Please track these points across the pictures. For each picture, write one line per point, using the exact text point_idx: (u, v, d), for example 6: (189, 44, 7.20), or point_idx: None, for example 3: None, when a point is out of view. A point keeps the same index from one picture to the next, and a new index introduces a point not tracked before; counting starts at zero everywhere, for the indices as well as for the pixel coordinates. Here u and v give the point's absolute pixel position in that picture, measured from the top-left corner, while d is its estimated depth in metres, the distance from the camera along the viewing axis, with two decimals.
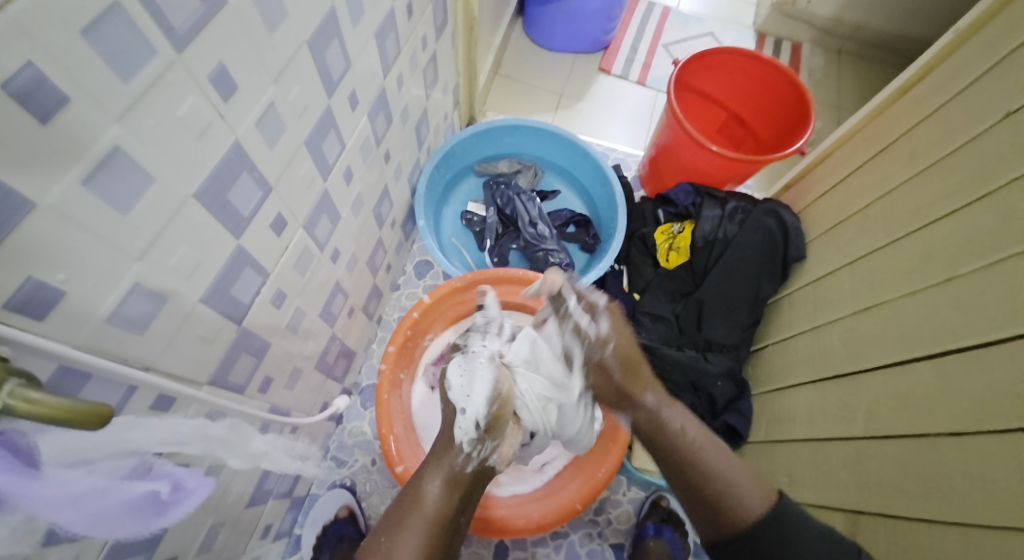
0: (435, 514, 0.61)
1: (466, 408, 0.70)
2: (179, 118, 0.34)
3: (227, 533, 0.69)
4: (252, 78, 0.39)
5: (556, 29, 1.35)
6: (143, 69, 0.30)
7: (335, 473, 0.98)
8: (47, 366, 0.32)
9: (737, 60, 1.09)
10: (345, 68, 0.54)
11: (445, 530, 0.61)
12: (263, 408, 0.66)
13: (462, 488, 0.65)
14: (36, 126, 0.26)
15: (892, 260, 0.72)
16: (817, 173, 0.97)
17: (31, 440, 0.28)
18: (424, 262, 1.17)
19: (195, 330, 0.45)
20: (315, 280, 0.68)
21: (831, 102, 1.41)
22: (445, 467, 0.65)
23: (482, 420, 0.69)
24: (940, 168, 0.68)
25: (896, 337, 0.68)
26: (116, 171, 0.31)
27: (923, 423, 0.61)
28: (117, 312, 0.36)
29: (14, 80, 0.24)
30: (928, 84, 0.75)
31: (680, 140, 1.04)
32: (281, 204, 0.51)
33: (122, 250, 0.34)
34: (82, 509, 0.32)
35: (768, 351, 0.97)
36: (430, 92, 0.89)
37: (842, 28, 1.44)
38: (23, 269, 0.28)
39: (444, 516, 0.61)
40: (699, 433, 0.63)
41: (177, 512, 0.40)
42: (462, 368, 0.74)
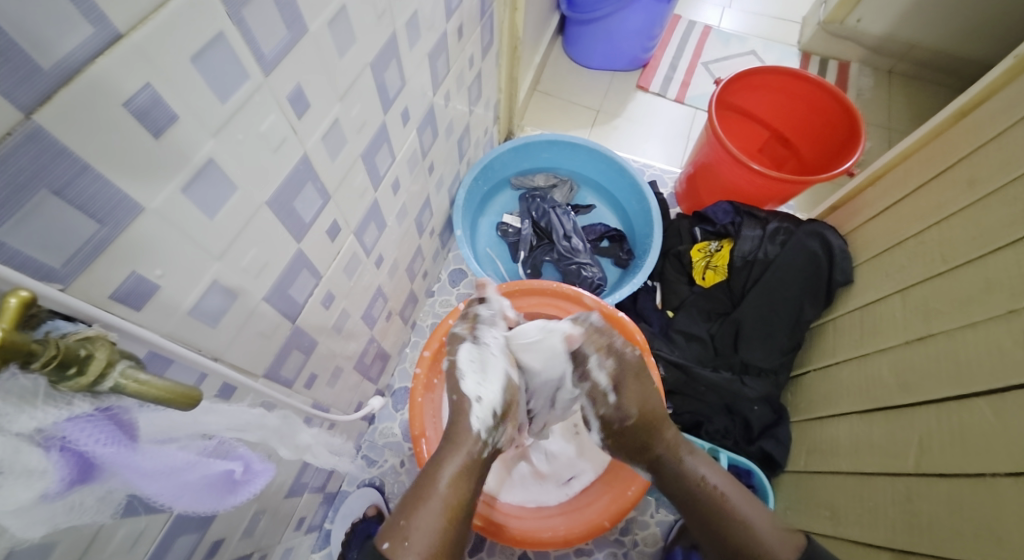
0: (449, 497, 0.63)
1: (480, 396, 0.71)
2: (261, 134, 0.38)
3: (267, 521, 0.72)
4: (323, 97, 0.43)
5: (595, 48, 1.38)
6: (237, 90, 0.34)
7: (366, 471, 1.01)
8: (140, 350, 0.36)
9: (781, 81, 1.09)
10: (401, 86, 0.58)
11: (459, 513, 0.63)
12: (307, 402, 0.70)
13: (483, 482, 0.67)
14: (150, 140, 0.30)
15: (948, 290, 0.71)
16: (866, 197, 0.96)
17: (132, 416, 0.32)
18: (458, 270, 1.20)
19: (256, 326, 0.49)
20: (360, 284, 0.72)
21: (881, 123, 1.38)
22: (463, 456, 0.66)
23: (498, 408, 0.71)
24: (1002, 198, 0.67)
25: (951, 370, 0.66)
26: (209, 180, 0.35)
27: (981, 459, 0.59)
28: (197, 306, 0.40)
29: (134, 99, 0.28)
30: (988, 109, 0.74)
31: (718, 159, 1.05)
32: (337, 212, 0.55)
33: (207, 250, 0.38)
34: (169, 480, 0.35)
35: (809, 377, 0.95)
36: (473, 107, 0.93)
37: (893, 47, 1.42)
38: (129, 265, 0.32)
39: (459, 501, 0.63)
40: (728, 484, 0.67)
41: (245, 492, 0.43)
42: (474, 356, 0.73)
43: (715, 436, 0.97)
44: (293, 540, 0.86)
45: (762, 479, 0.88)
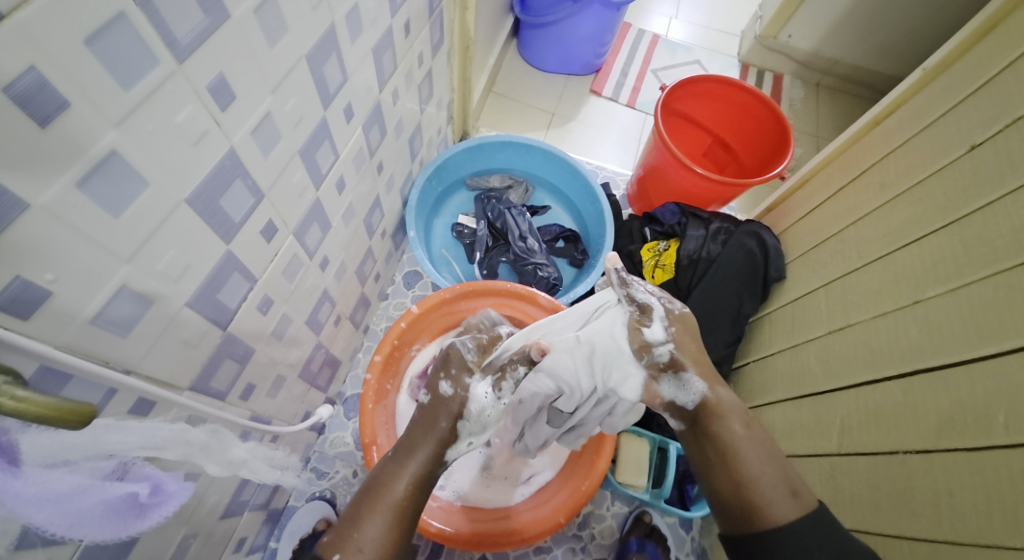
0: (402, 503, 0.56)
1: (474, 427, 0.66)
2: (176, 125, 0.35)
3: (200, 544, 0.68)
4: (250, 88, 0.40)
5: (549, 51, 1.38)
6: (145, 77, 0.31)
7: (314, 484, 0.97)
8: (29, 365, 0.32)
9: (723, 89, 1.13)
10: (342, 81, 0.55)
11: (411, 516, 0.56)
12: (244, 415, 0.65)
13: None
14: (35, 129, 0.26)
15: (864, 282, 0.74)
16: (796, 198, 1.00)
17: (12, 438, 0.29)
18: (412, 273, 1.17)
19: (179, 333, 0.45)
20: (303, 287, 0.69)
21: (810, 132, 1.45)
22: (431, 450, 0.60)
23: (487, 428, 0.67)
24: (908, 198, 0.70)
25: (867, 358, 0.70)
26: (110, 174, 0.32)
27: (893, 440, 0.62)
28: (102, 313, 0.36)
29: (15, 84, 0.24)
30: (897, 118, 0.79)
31: (666, 162, 1.06)
32: (272, 211, 0.52)
33: (112, 252, 0.34)
34: (60, 507, 0.32)
35: (749, 368, 0.98)
36: (425, 107, 0.91)
37: (820, 63, 1.49)
38: (12, 269, 0.29)
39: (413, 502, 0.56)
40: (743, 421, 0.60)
41: (155, 515, 0.40)
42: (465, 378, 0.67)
43: (666, 431, 0.98)
44: None
45: None
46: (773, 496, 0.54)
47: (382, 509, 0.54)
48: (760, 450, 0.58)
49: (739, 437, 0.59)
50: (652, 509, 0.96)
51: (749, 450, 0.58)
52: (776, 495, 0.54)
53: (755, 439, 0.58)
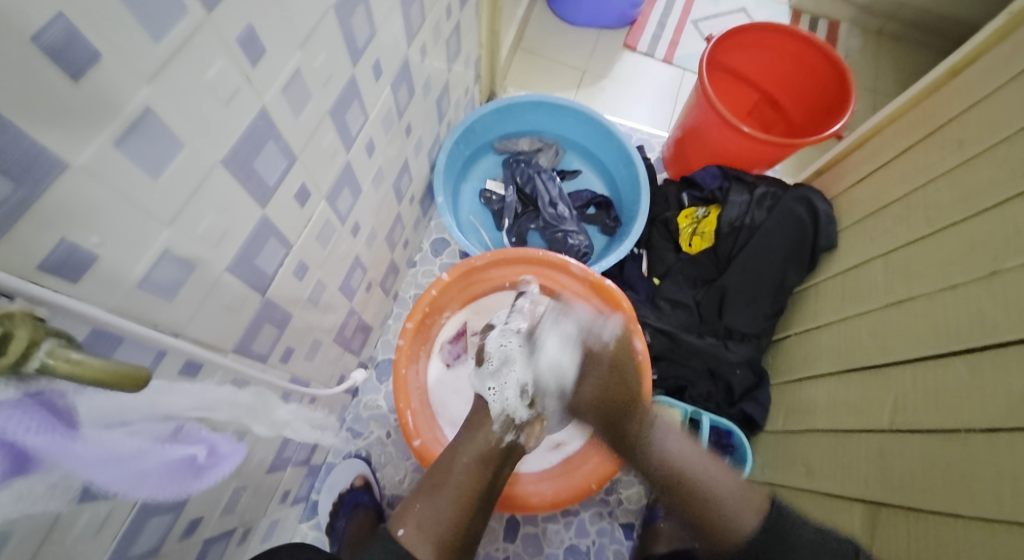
0: (466, 485, 0.66)
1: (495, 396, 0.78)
2: (207, 82, 0.33)
3: (248, 497, 0.71)
4: (279, 41, 0.39)
5: (581, 3, 1.31)
6: (173, 28, 0.29)
7: (351, 443, 1.00)
8: (82, 328, 0.32)
9: (773, 39, 1.05)
10: (371, 35, 0.53)
11: (475, 499, 0.66)
12: (284, 378, 0.67)
13: (494, 463, 0.71)
14: (68, 84, 0.25)
15: (931, 253, 0.70)
16: (853, 159, 0.95)
17: (69, 401, 0.29)
18: (441, 239, 1.17)
19: (221, 298, 0.46)
20: (336, 254, 0.68)
21: (867, 85, 1.36)
22: (479, 444, 0.71)
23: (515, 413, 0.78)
24: (989, 158, 0.65)
25: (928, 331, 0.66)
26: (146, 134, 0.31)
27: (954, 418, 0.60)
28: (147, 277, 0.36)
29: (44, 34, 0.23)
30: (979, 68, 0.72)
31: (707, 121, 1.01)
32: (305, 174, 0.51)
33: (152, 216, 0.34)
34: (120, 468, 0.33)
35: (790, 341, 0.96)
36: (452, 64, 0.87)
37: (882, 7, 1.37)
38: (58, 230, 0.28)
39: (475, 488, 0.67)
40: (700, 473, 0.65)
41: (212, 475, 0.42)
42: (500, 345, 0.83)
43: (699, 400, 0.97)
44: (279, 513, 0.85)
45: (743, 442, 0.90)
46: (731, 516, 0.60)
47: (450, 494, 0.65)
48: (701, 463, 0.66)
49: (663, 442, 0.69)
50: None
51: (697, 470, 0.65)
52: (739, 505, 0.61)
53: (690, 451, 0.68)
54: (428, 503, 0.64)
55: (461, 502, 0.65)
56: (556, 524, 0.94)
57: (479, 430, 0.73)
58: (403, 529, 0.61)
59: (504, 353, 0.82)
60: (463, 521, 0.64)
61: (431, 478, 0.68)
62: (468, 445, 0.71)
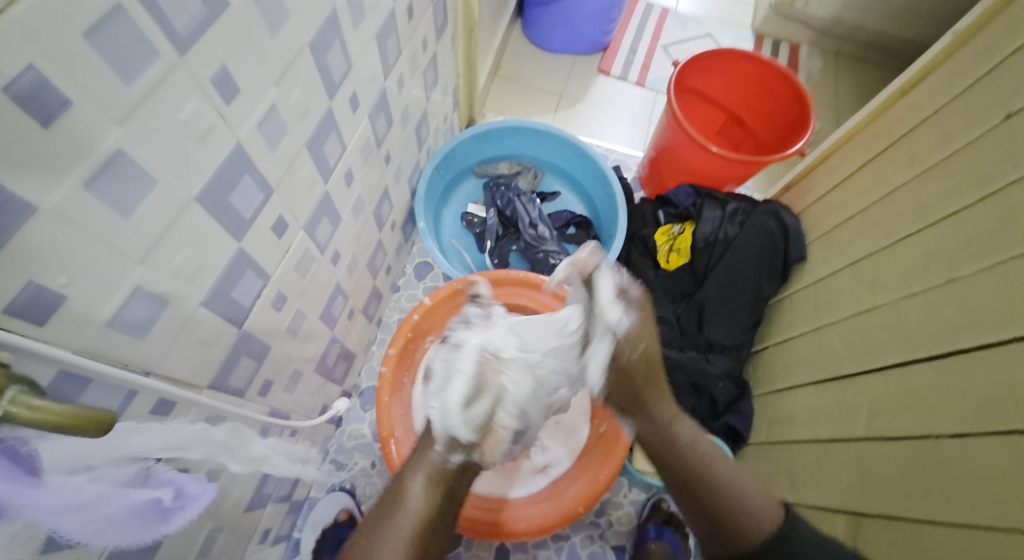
0: (415, 512, 0.63)
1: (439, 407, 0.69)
2: (181, 121, 0.34)
3: (226, 537, 0.68)
4: (254, 80, 0.39)
5: (554, 32, 1.35)
6: (146, 71, 0.29)
7: (334, 475, 0.97)
8: (48, 372, 0.32)
9: (737, 62, 1.09)
10: (347, 69, 0.54)
11: (426, 529, 0.63)
12: (263, 411, 0.66)
13: (445, 485, 0.67)
14: (37, 129, 0.25)
15: (892, 262, 0.72)
16: (817, 173, 0.98)
17: (32, 448, 0.28)
18: (424, 263, 1.17)
19: (195, 334, 0.45)
20: (316, 282, 0.68)
21: (830, 103, 1.41)
22: (425, 467, 0.67)
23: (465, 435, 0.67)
24: (939, 171, 0.68)
25: (896, 339, 0.68)
26: (117, 174, 0.31)
27: (925, 423, 0.61)
28: (118, 316, 0.36)
29: (15, 84, 0.23)
30: (926, 88, 0.76)
31: (679, 141, 1.04)
32: (282, 206, 0.51)
33: (123, 254, 0.34)
34: (84, 515, 0.32)
35: (768, 352, 0.97)
36: (430, 93, 0.89)
37: (839, 30, 1.44)
38: (24, 273, 0.28)
39: (426, 515, 0.64)
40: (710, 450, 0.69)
41: (179, 519, 0.40)
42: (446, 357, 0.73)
43: None
44: (259, 553, 0.82)
45: (729, 455, 0.91)
46: (751, 509, 0.64)
47: (400, 521, 0.62)
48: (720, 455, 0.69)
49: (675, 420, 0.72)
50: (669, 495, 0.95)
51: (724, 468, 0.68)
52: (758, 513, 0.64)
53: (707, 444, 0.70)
54: (379, 532, 0.61)
55: (413, 532, 0.62)
56: (548, 551, 0.92)
57: (422, 453, 0.69)
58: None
59: (446, 367, 0.72)
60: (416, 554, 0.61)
61: (382, 505, 0.64)
62: (419, 466, 0.67)
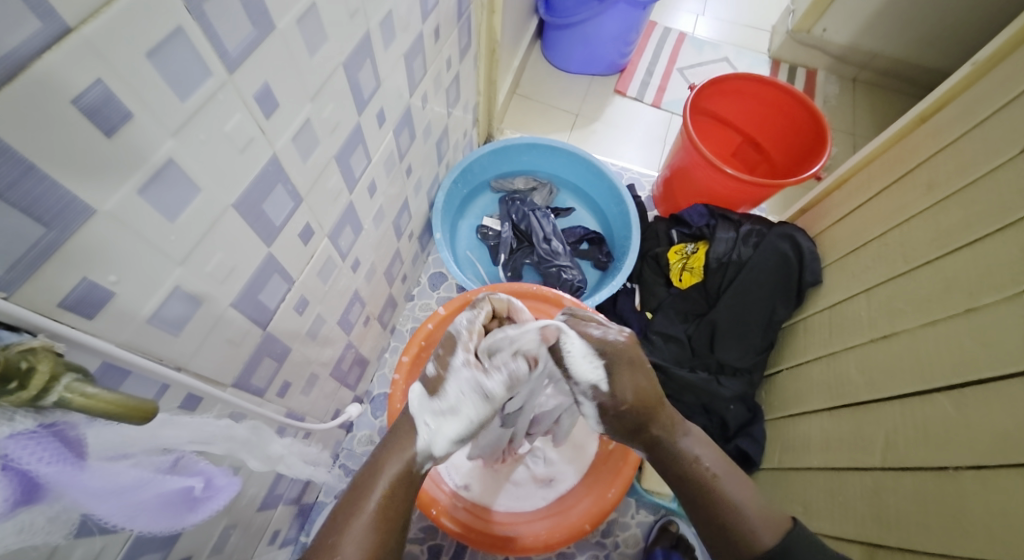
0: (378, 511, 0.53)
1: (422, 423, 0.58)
2: (225, 133, 0.36)
3: (238, 536, 0.70)
4: (292, 96, 0.42)
5: (573, 53, 1.38)
6: (199, 87, 0.32)
7: (343, 480, 0.99)
8: (93, 362, 0.34)
9: (753, 87, 1.11)
10: (375, 87, 0.56)
11: (392, 529, 0.53)
12: (279, 412, 0.68)
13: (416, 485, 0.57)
14: (101, 138, 0.28)
15: (911, 289, 0.72)
16: (833, 199, 0.99)
17: (79, 432, 0.30)
18: (438, 274, 1.19)
19: (224, 333, 0.47)
20: (336, 288, 0.70)
21: (846, 128, 1.42)
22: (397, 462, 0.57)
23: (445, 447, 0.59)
24: (959, 200, 0.68)
25: (914, 367, 0.68)
26: (167, 181, 0.33)
27: (943, 454, 0.61)
28: (157, 313, 0.38)
29: (84, 97, 0.26)
30: (945, 116, 0.77)
31: (694, 162, 1.05)
32: (309, 215, 0.53)
33: (166, 255, 0.36)
34: (121, 500, 0.34)
35: (782, 376, 0.97)
36: (452, 110, 0.92)
37: (856, 57, 1.46)
38: (80, 270, 0.30)
39: (393, 514, 0.54)
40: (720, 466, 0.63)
41: (206, 508, 0.42)
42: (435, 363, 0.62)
43: None
44: (268, 554, 0.83)
45: None
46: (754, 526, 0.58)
47: (365, 520, 0.52)
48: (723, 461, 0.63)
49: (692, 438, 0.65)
50: (677, 518, 0.95)
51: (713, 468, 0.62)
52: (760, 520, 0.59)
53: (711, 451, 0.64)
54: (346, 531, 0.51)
55: (379, 530, 0.52)
56: None
57: (396, 450, 0.58)
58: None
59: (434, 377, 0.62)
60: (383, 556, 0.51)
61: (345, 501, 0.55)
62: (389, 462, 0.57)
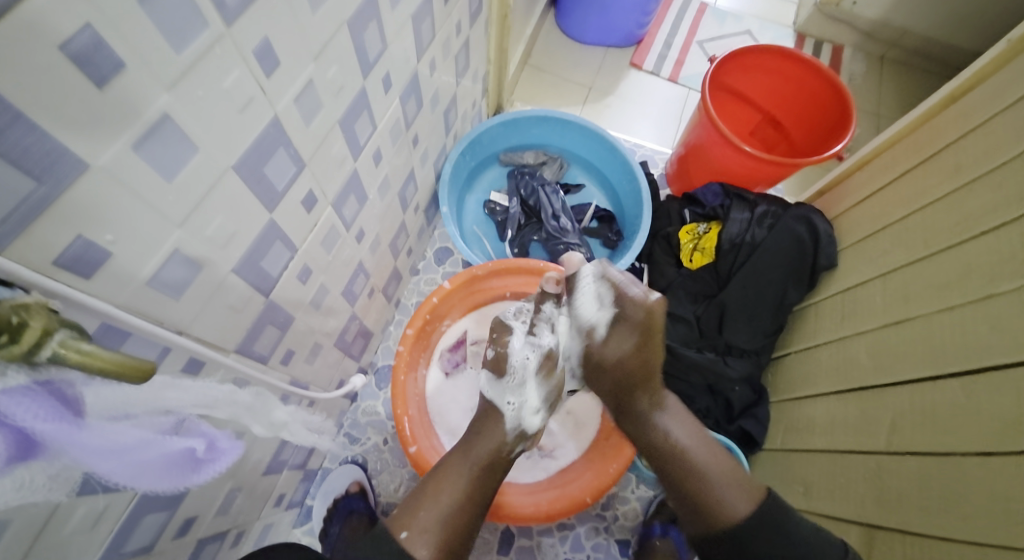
0: (466, 490, 0.66)
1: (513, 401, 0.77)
2: (223, 91, 0.35)
3: (243, 499, 0.71)
4: (294, 55, 0.40)
5: (588, 22, 1.34)
6: (195, 40, 0.31)
7: (347, 449, 1.00)
8: (92, 322, 0.34)
9: (775, 61, 1.07)
10: (382, 50, 0.55)
11: (473, 507, 0.66)
12: (283, 380, 0.68)
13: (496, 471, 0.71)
14: (93, 90, 0.27)
15: (928, 273, 0.70)
16: (854, 181, 0.96)
17: (77, 391, 0.30)
18: (445, 248, 1.18)
19: (225, 298, 0.47)
20: (340, 259, 0.70)
21: (870, 109, 1.37)
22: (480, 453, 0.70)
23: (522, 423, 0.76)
24: (985, 183, 0.66)
25: (926, 352, 0.67)
26: (163, 139, 0.32)
27: (948, 439, 0.60)
28: (156, 276, 0.37)
29: (71, 43, 0.25)
30: (977, 95, 0.73)
31: (710, 139, 1.02)
32: (312, 181, 0.52)
33: (164, 217, 0.35)
34: (123, 458, 0.34)
35: (790, 358, 0.96)
36: (460, 79, 0.89)
37: (884, 33, 1.40)
38: (74, 227, 0.30)
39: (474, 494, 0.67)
40: (691, 440, 0.69)
41: (211, 471, 0.42)
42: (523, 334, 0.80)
43: (698, 416, 0.98)
44: (272, 517, 0.85)
45: (742, 460, 0.90)
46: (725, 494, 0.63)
47: (449, 495, 0.65)
48: (702, 447, 0.69)
49: (669, 414, 0.72)
50: None
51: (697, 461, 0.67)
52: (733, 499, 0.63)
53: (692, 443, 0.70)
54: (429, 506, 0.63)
55: (461, 504, 0.65)
56: (552, 538, 0.94)
57: (487, 437, 0.73)
58: (403, 531, 0.61)
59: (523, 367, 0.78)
60: (463, 525, 0.64)
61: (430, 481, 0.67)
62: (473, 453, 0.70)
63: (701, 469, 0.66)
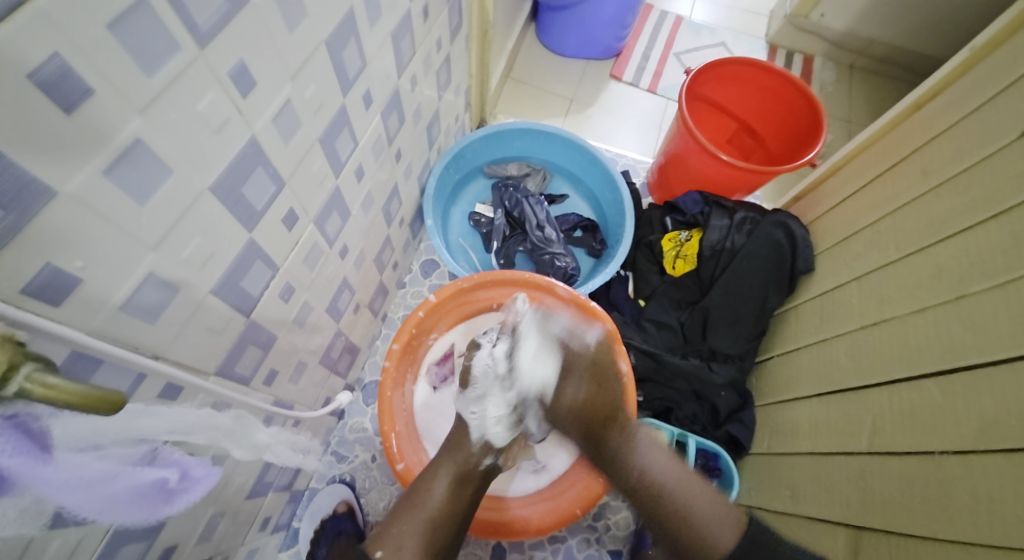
0: (434, 511, 0.66)
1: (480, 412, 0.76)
2: (198, 113, 0.35)
3: (226, 523, 0.69)
4: (270, 75, 0.40)
5: (568, 36, 1.35)
6: (166, 64, 0.30)
7: (335, 467, 0.98)
8: (61, 351, 0.33)
9: (750, 72, 1.09)
10: (361, 68, 0.55)
11: (442, 528, 0.66)
12: (267, 401, 0.67)
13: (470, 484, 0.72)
14: (60, 115, 0.26)
15: (901, 277, 0.72)
16: (828, 185, 0.97)
17: (43, 424, 0.29)
18: (430, 261, 1.18)
19: (204, 321, 0.46)
20: (323, 276, 0.69)
21: (842, 116, 1.41)
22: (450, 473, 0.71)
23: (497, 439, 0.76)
24: (952, 186, 0.68)
25: (903, 354, 0.68)
26: (136, 162, 0.32)
27: (928, 440, 0.61)
28: (130, 300, 0.37)
29: (39, 72, 0.24)
30: (941, 102, 0.75)
31: (689, 149, 1.04)
32: (293, 199, 0.52)
33: (137, 240, 0.35)
34: (90, 492, 0.33)
35: (773, 362, 0.97)
36: (442, 94, 0.90)
37: (854, 42, 1.44)
38: (43, 255, 0.29)
39: (444, 513, 0.67)
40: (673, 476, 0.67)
41: (182, 500, 0.42)
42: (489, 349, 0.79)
43: (685, 422, 0.98)
44: (258, 541, 0.83)
45: (730, 464, 0.90)
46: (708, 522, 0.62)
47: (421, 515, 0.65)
48: (678, 478, 0.67)
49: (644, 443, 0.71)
50: None
51: (670, 479, 0.67)
52: (716, 524, 0.62)
53: (668, 463, 0.69)
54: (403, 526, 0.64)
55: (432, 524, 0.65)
56: (543, 551, 0.92)
57: (459, 451, 0.74)
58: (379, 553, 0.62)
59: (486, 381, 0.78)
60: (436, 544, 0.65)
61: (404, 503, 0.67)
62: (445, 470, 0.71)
63: (681, 497, 0.65)
